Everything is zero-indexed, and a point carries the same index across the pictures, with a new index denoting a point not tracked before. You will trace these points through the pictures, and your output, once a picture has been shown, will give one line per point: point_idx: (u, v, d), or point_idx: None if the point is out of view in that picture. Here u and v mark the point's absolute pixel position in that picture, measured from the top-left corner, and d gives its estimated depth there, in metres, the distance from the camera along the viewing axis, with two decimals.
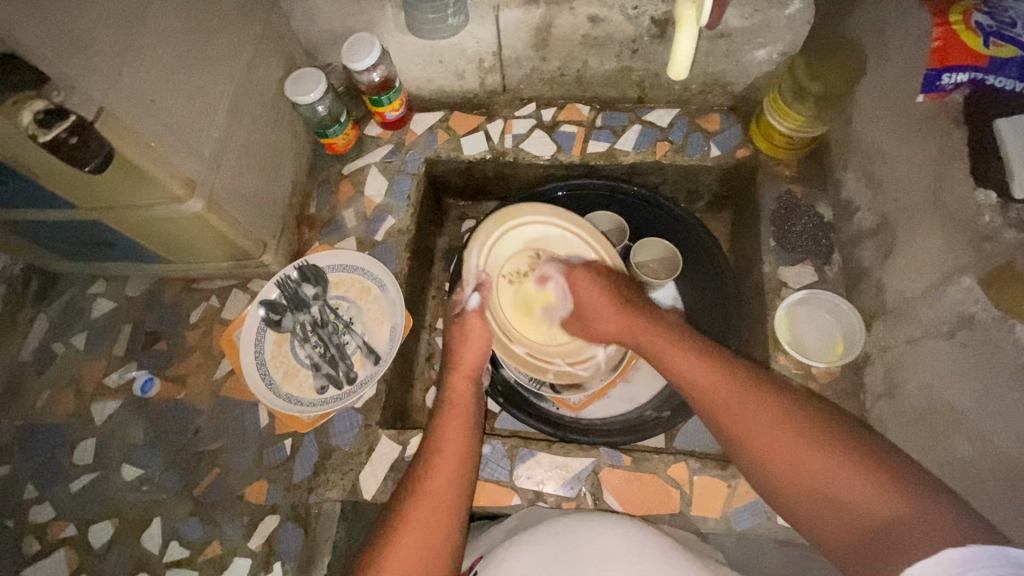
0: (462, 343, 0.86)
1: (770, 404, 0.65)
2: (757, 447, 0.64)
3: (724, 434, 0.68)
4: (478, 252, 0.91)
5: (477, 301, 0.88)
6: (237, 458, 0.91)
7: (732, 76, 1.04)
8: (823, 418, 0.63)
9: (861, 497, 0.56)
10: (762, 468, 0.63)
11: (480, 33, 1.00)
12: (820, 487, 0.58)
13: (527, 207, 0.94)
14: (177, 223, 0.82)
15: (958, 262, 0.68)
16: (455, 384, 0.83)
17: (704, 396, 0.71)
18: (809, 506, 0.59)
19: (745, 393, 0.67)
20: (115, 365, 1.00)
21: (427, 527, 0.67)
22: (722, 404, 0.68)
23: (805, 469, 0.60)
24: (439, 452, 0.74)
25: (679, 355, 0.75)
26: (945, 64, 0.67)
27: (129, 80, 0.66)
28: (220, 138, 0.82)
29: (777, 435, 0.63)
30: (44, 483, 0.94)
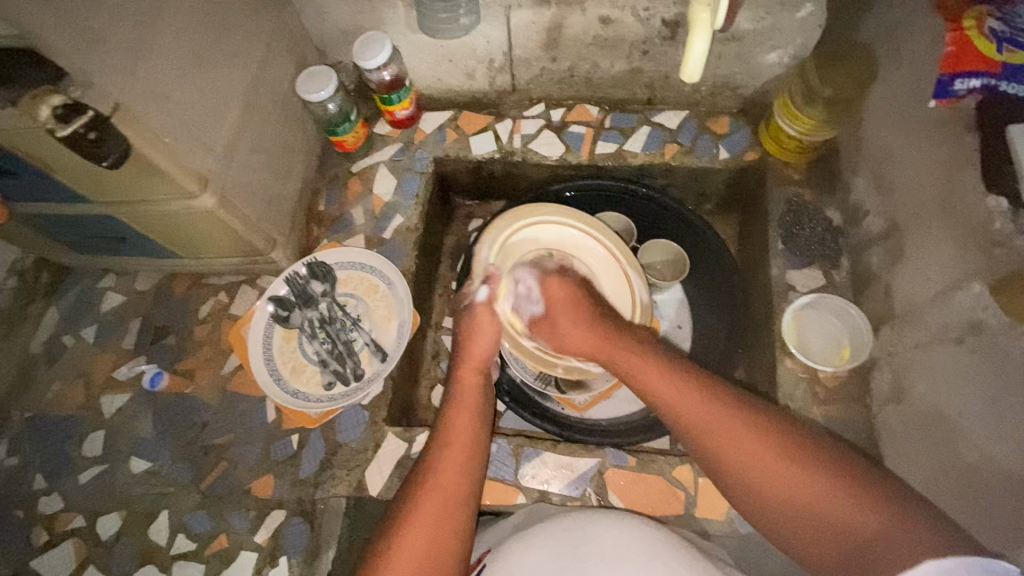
0: (469, 338, 0.84)
1: (744, 424, 0.64)
2: (742, 468, 0.63)
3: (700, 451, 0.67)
4: (489, 249, 0.92)
5: (486, 294, 0.87)
6: (245, 452, 0.91)
7: (742, 79, 1.03)
8: (799, 436, 0.62)
9: (840, 518, 0.56)
10: (741, 487, 0.63)
11: (491, 33, 1.00)
12: (807, 506, 0.58)
13: (543, 208, 0.95)
14: (189, 218, 0.83)
15: (968, 268, 0.68)
16: (463, 377, 0.82)
17: (680, 415, 0.68)
18: (786, 525, 0.60)
19: (723, 415, 0.65)
20: (124, 358, 1.01)
21: (436, 520, 0.67)
22: (699, 425, 0.66)
23: (783, 490, 0.60)
24: (447, 446, 0.74)
25: (653, 374, 0.72)
26: (956, 70, 0.68)
27: (145, 76, 0.66)
28: (232, 134, 0.83)
29: (755, 455, 0.62)
30: (53, 474, 0.95)
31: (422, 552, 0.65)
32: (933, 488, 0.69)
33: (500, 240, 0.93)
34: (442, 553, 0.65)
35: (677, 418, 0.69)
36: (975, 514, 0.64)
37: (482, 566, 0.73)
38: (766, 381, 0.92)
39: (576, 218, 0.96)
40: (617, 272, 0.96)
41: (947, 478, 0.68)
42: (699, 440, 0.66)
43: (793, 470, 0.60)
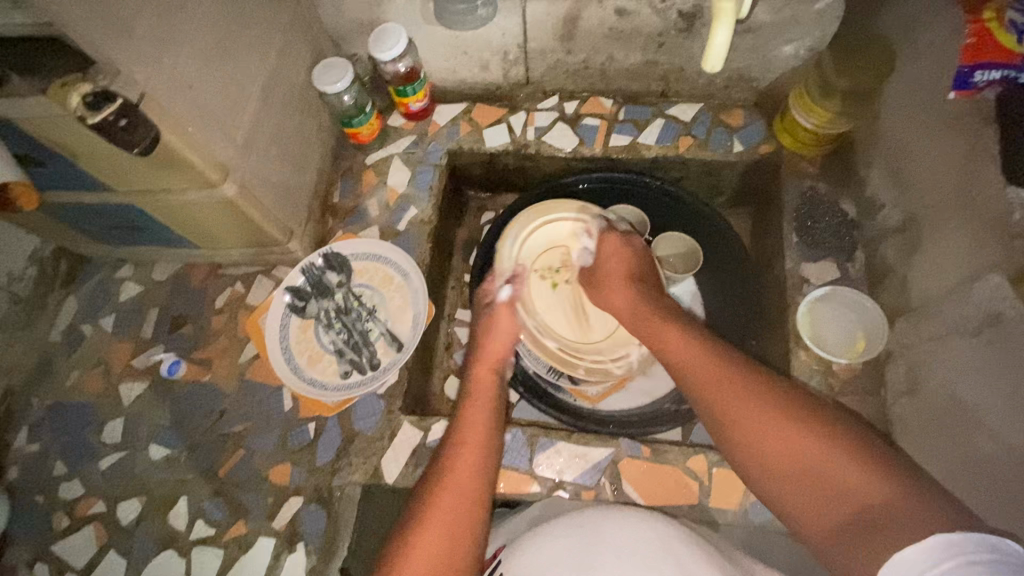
0: (489, 335, 0.88)
1: (758, 388, 0.66)
2: (752, 436, 0.63)
3: (712, 418, 0.68)
4: (512, 242, 1.00)
5: (507, 294, 0.92)
6: (262, 440, 0.92)
7: (757, 72, 1.03)
8: (814, 405, 0.63)
9: (853, 483, 0.55)
10: (753, 454, 0.63)
11: (506, 25, 1.00)
12: (816, 473, 0.58)
13: (560, 207, 1.02)
14: (209, 208, 0.84)
15: (987, 260, 0.68)
16: (479, 375, 0.84)
17: (699, 378, 0.70)
18: (794, 488, 0.59)
19: (739, 380, 0.67)
20: (142, 347, 1.02)
21: (450, 513, 0.67)
22: (716, 390, 0.68)
23: (796, 453, 0.60)
24: (461, 442, 0.75)
25: (676, 337, 0.76)
26: (976, 60, 0.66)
27: (169, 65, 0.67)
28: (251, 124, 0.83)
29: (769, 419, 0.63)
30: (73, 461, 0.96)
31: (437, 544, 0.65)
32: (949, 479, 0.70)
33: (521, 235, 1.01)
34: (458, 547, 0.65)
35: (694, 385, 0.71)
36: (991, 505, 0.64)
37: (498, 561, 0.73)
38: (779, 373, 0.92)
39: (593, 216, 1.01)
40: None
41: (963, 470, 0.68)
42: (715, 405, 0.68)
43: (806, 434, 0.60)
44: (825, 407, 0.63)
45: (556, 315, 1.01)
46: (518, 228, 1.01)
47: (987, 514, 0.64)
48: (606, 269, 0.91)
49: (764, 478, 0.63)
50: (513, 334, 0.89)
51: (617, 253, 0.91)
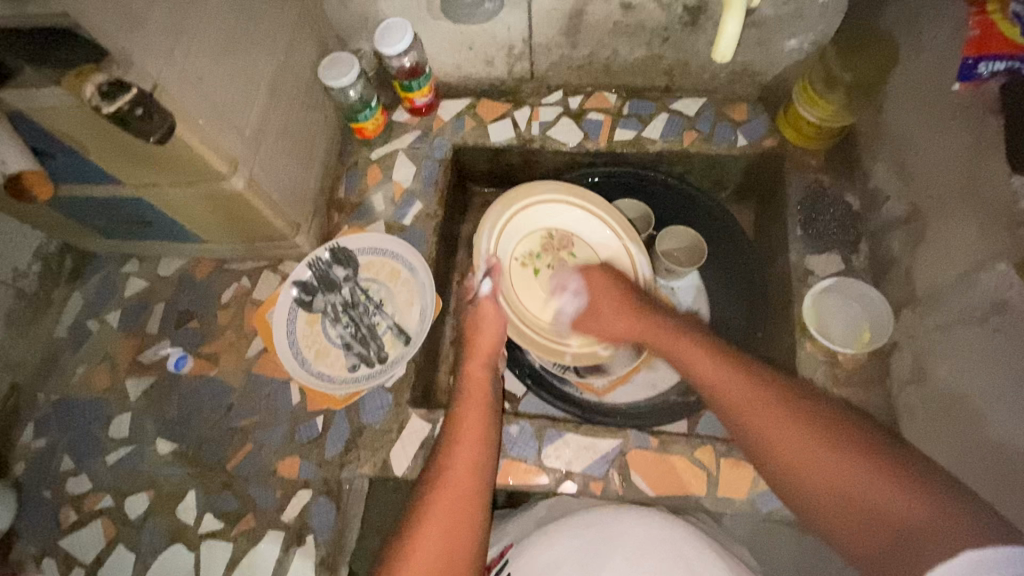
0: (475, 331, 0.85)
1: (788, 407, 0.67)
2: (784, 456, 0.65)
3: (744, 437, 0.69)
4: (488, 237, 0.93)
5: (489, 287, 0.87)
6: (270, 434, 0.92)
7: (761, 66, 1.04)
8: (842, 419, 0.65)
9: (885, 499, 0.57)
10: (786, 471, 0.65)
11: (512, 20, 1.01)
12: (850, 494, 0.59)
13: (539, 188, 0.97)
14: (218, 201, 0.84)
15: (993, 248, 0.69)
16: (472, 372, 0.82)
17: (731, 399, 0.71)
18: (828, 506, 0.61)
19: (768, 399, 0.68)
20: (149, 342, 1.02)
21: (450, 515, 0.67)
22: (745, 410, 0.69)
23: (831, 472, 0.61)
24: (457, 440, 0.74)
25: (705, 359, 0.75)
26: (981, 52, 0.67)
27: (180, 57, 0.68)
28: (259, 118, 0.84)
29: (800, 438, 0.64)
30: (80, 456, 0.96)
31: (440, 546, 0.65)
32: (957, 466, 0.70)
33: (498, 227, 0.95)
34: (459, 547, 0.66)
35: (726, 402, 0.71)
36: (999, 492, 0.65)
37: (506, 561, 0.76)
38: (785, 365, 0.93)
39: (578, 197, 0.99)
40: (619, 249, 1.00)
41: (970, 457, 0.69)
42: (743, 423, 0.69)
43: (838, 452, 0.62)
44: (851, 419, 0.65)
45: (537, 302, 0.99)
46: (496, 218, 0.94)
47: (994, 500, 0.65)
48: (599, 301, 0.90)
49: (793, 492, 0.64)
50: (499, 330, 0.85)
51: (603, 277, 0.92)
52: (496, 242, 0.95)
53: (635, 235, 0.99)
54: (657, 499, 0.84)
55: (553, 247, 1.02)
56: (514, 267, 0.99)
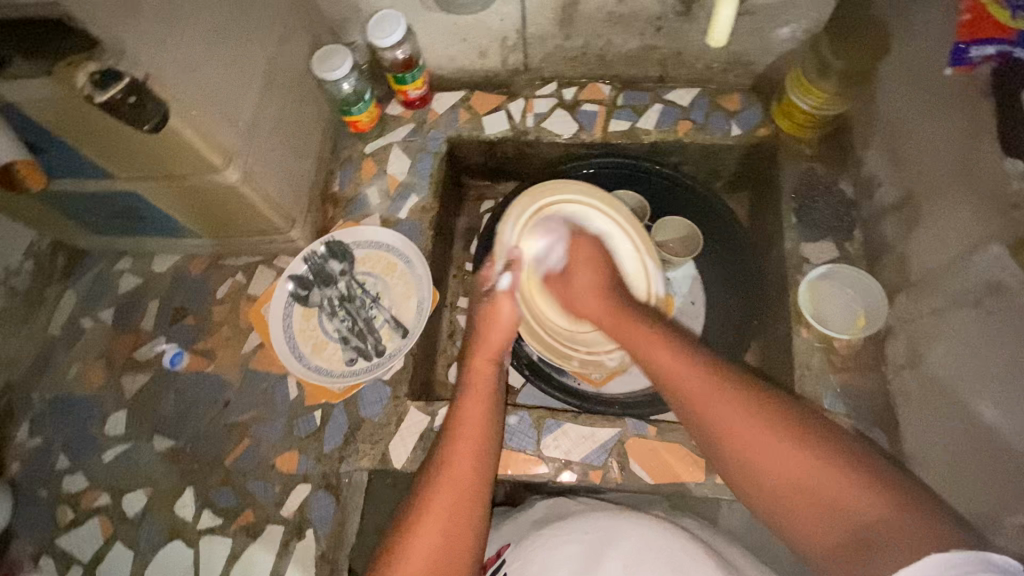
0: (489, 325, 0.83)
1: (749, 402, 0.63)
2: (742, 451, 0.62)
3: (707, 431, 0.65)
4: (512, 229, 0.91)
5: (508, 282, 0.84)
6: (268, 429, 0.92)
7: (755, 55, 1.04)
8: (802, 417, 0.62)
9: (848, 500, 0.56)
10: (745, 467, 0.62)
11: (506, 11, 1.01)
12: (810, 493, 0.58)
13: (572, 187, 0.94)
14: (211, 195, 0.83)
15: (986, 231, 0.70)
16: (477, 366, 0.80)
17: (688, 391, 0.67)
18: (785, 503, 0.59)
19: (730, 393, 0.64)
20: (144, 339, 1.01)
21: (451, 514, 0.67)
22: (706, 405, 0.65)
23: (792, 472, 0.59)
24: (458, 437, 0.73)
25: (660, 348, 0.72)
26: (973, 38, 0.70)
27: (173, 47, 0.67)
28: (253, 110, 0.83)
29: (759, 434, 0.61)
30: (76, 454, 0.95)
31: (438, 545, 0.65)
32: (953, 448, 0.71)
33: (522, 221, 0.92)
34: (457, 546, 0.65)
35: (687, 397, 0.67)
36: (993, 472, 0.65)
37: (502, 561, 0.74)
38: (781, 352, 0.93)
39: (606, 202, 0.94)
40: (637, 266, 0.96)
41: (965, 439, 0.69)
42: (704, 417, 0.65)
43: (800, 452, 0.59)
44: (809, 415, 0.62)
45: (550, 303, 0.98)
46: (523, 210, 0.92)
47: (989, 479, 0.65)
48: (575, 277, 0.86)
49: (752, 487, 0.62)
50: (511, 328, 0.83)
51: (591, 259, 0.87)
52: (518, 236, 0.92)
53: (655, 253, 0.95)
54: (656, 486, 0.85)
55: None
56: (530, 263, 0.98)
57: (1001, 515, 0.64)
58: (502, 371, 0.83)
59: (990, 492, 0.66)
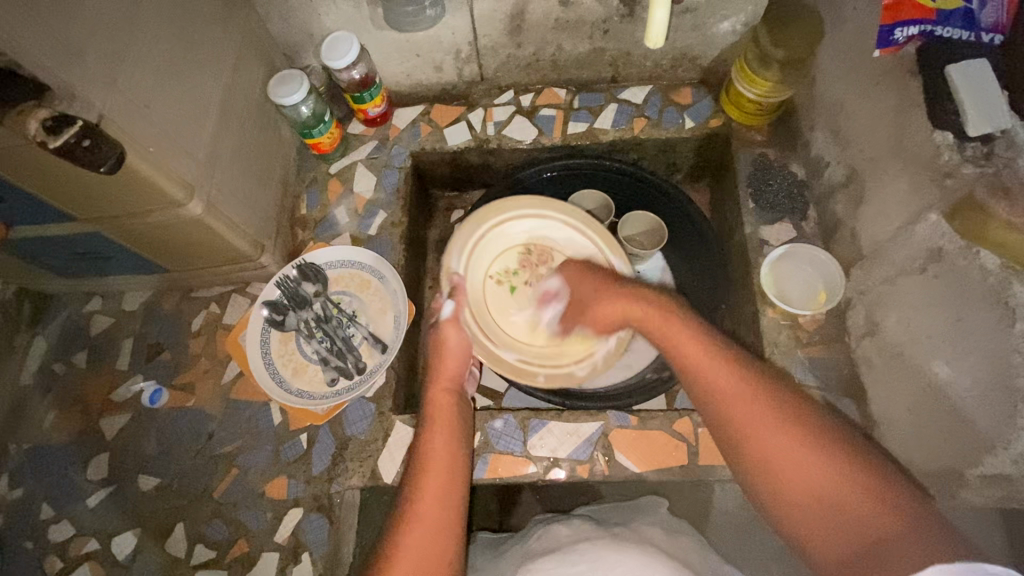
0: (441, 357, 0.86)
1: (774, 401, 0.63)
2: (763, 453, 0.61)
3: (728, 433, 0.65)
4: (457, 260, 0.93)
5: (451, 310, 0.88)
6: (254, 457, 0.92)
7: (700, 50, 1.08)
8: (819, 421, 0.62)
9: (856, 507, 0.55)
10: (766, 472, 0.61)
11: (456, 24, 1.03)
12: (824, 496, 0.57)
13: (507, 202, 0.96)
14: (177, 230, 0.84)
15: (924, 201, 0.74)
16: (435, 398, 0.83)
17: (718, 390, 0.66)
18: (801, 511, 0.58)
19: (765, 393, 0.64)
20: (120, 379, 1.00)
21: (423, 553, 0.66)
22: (733, 405, 0.64)
23: (807, 476, 0.58)
24: (425, 470, 0.73)
25: (695, 350, 0.69)
26: (895, 20, 0.75)
27: (123, 86, 0.68)
28: (212, 143, 0.84)
29: (783, 434, 0.61)
30: (60, 502, 0.94)
31: None
32: (914, 411, 0.74)
33: (466, 246, 0.95)
34: None
35: (711, 395, 0.67)
36: (950, 428, 0.69)
37: None
38: (751, 333, 0.97)
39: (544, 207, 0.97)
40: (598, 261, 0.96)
41: (922, 399, 0.73)
42: (728, 414, 0.65)
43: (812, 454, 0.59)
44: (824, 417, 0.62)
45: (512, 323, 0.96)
46: (466, 237, 0.94)
47: (951, 436, 0.69)
48: (579, 292, 0.86)
49: (767, 496, 0.61)
50: (463, 357, 0.86)
51: (579, 272, 0.88)
52: (465, 265, 0.94)
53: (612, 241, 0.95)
54: (642, 474, 0.87)
55: (530, 262, 0.99)
56: (489, 286, 0.97)
57: (963, 469, 0.67)
58: (462, 397, 0.86)
59: (952, 448, 0.69)
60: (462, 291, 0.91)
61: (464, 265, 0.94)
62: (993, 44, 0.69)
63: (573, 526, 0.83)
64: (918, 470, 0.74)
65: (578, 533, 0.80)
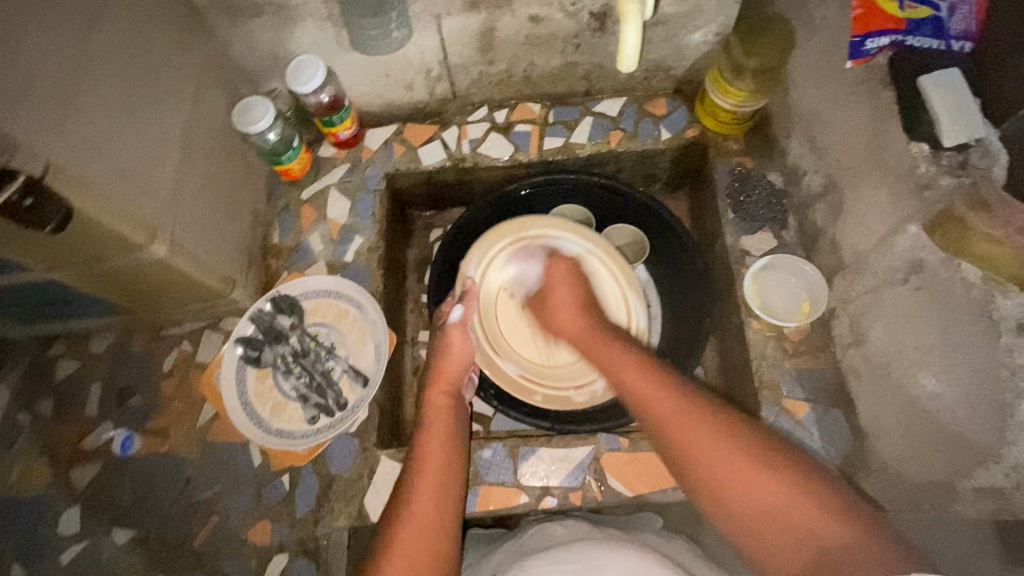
0: (445, 355, 0.89)
1: (715, 418, 0.67)
2: (708, 471, 0.64)
3: (675, 452, 0.67)
4: (474, 267, 1.00)
5: (459, 315, 0.92)
6: (235, 502, 0.89)
7: (673, 60, 1.07)
8: (763, 436, 0.65)
9: (815, 523, 0.57)
10: (716, 490, 0.63)
11: (425, 43, 1.00)
12: (782, 514, 0.59)
13: (536, 223, 1.01)
14: (141, 272, 0.80)
15: (903, 212, 0.73)
16: (433, 399, 0.85)
17: (658, 412, 0.70)
18: (758, 529, 0.60)
19: (702, 412, 0.68)
20: (89, 426, 0.96)
21: (416, 550, 0.67)
22: (674, 426, 0.68)
23: (758, 493, 0.61)
24: (420, 467, 0.75)
25: (630, 366, 0.77)
26: (868, 30, 0.76)
27: (74, 129, 0.65)
28: (174, 180, 0.81)
29: (729, 452, 0.64)
30: (31, 561, 0.89)
31: None
32: None
33: (484, 259, 1.00)
34: None
35: (658, 417, 0.70)
36: (941, 441, 0.69)
37: None
38: (738, 345, 0.96)
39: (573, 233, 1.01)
40: (619, 296, 1.00)
41: None
42: (674, 437, 0.68)
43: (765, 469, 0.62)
44: (760, 431, 0.66)
45: (522, 340, 1.00)
46: (483, 251, 1.00)
47: (942, 449, 0.68)
48: (556, 295, 0.93)
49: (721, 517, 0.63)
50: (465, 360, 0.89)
51: (569, 279, 0.93)
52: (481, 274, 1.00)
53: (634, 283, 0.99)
54: (635, 498, 0.85)
55: None
56: (502, 299, 1.01)
57: (955, 481, 0.67)
58: (461, 400, 0.87)
59: (943, 460, 0.69)
60: (473, 296, 0.95)
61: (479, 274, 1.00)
62: (962, 51, 0.73)
63: (570, 524, 0.81)
64: None
65: (574, 533, 0.79)
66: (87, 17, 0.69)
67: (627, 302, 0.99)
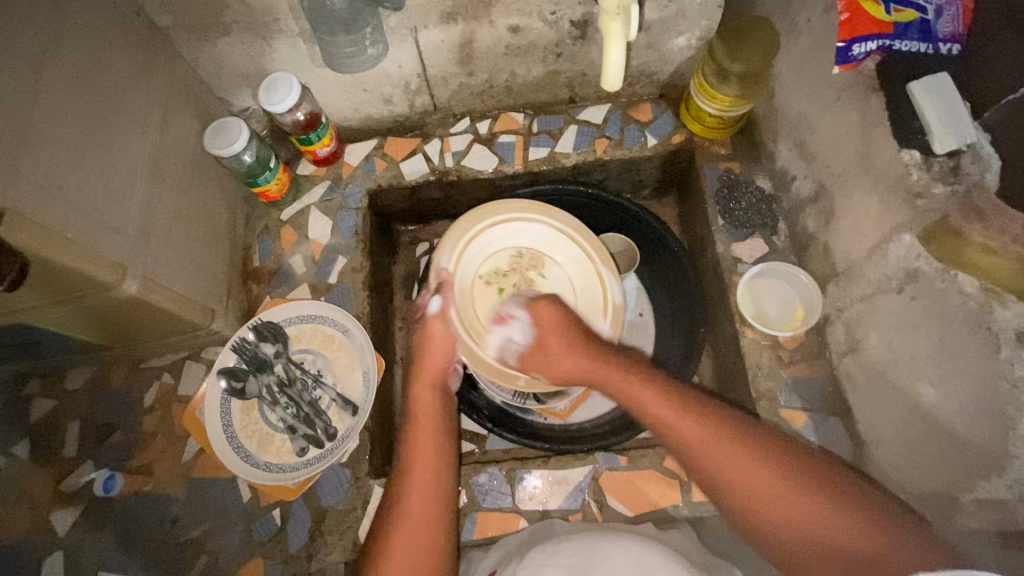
0: (425, 350, 0.85)
1: (739, 437, 0.65)
2: (737, 490, 0.62)
3: (705, 476, 0.65)
4: (448, 257, 0.94)
5: (437, 305, 0.87)
6: (224, 540, 0.86)
7: (657, 66, 1.05)
8: (789, 452, 0.64)
9: (844, 535, 0.56)
10: (750, 513, 0.61)
11: (402, 57, 0.97)
12: (816, 532, 0.57)
13: (512, 203, 0.96)
14: (114, 310, 0.77)
15: (897, 219, 0.72)
16: (419, 394, 0.81)
17: (688, 443, 0.67)
18: (789, 544, 0.58)
19: (725, 436, 0.65)
20: (68, 468, 0.92)
21: (412, 551, 0.67)
22: (704, 453, 0.65)
23: (787, 509, 0.59)
24: (411, 468, 0.74)
25: (652, 404, 0.71)
26: (853, 35, 0.71)
27: (28, 171, 0.61)
28: (143, 213, 0.77)
29: (759, 471, 0.62)
30: None
31: None
32: (902, 433, 0.73)
33: (459, 246, 0.95)
34: None
35: (687, 446, 0.67)
36: (943, 453, 0.68)
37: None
38: (732, 355, 0.95)
39: (549, 216, 0.97)
40: (591, 273, 0.96)
41: (912, 419, 0.71)
42: (701, 461, 0.65)
43: (791, 487, 0.60)
44: (790, 446, 0.64)
45: None
46: (456, 238, 0.95)
47: (944, 459, 0.68)
48: (549, 333, 0.82)
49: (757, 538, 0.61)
50: (447, 352, 0.85)
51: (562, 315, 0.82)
52: (455, 261, 0.94)
53: (608, 258, 0.96)
54: (635, 518, 0.84)
55: (522, 267, 0.99)
56: (477, 286, 0.96)
57: (957, 494, 0.66)
58: (448, 393, 0.84)
59: (944, 471, 0.68)
60: (449, 286, 0.91)
61: (455, 261, 0.94)
62: (951, 54, 0.66)
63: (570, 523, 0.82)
64: (912, 493, 0.73)
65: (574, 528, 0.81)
66: (38, 51, 0.65)
67: (599, 277, 0.95)
